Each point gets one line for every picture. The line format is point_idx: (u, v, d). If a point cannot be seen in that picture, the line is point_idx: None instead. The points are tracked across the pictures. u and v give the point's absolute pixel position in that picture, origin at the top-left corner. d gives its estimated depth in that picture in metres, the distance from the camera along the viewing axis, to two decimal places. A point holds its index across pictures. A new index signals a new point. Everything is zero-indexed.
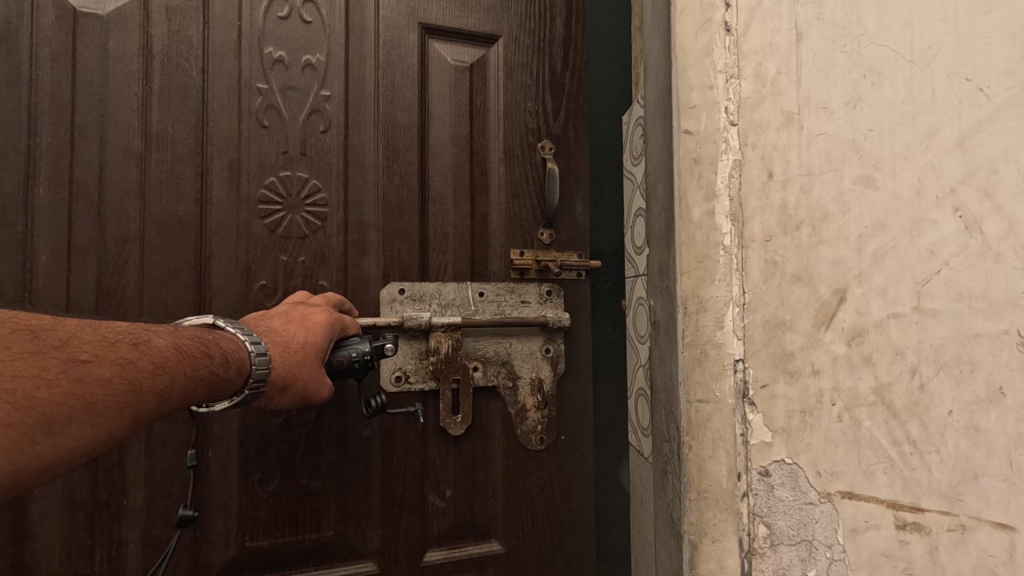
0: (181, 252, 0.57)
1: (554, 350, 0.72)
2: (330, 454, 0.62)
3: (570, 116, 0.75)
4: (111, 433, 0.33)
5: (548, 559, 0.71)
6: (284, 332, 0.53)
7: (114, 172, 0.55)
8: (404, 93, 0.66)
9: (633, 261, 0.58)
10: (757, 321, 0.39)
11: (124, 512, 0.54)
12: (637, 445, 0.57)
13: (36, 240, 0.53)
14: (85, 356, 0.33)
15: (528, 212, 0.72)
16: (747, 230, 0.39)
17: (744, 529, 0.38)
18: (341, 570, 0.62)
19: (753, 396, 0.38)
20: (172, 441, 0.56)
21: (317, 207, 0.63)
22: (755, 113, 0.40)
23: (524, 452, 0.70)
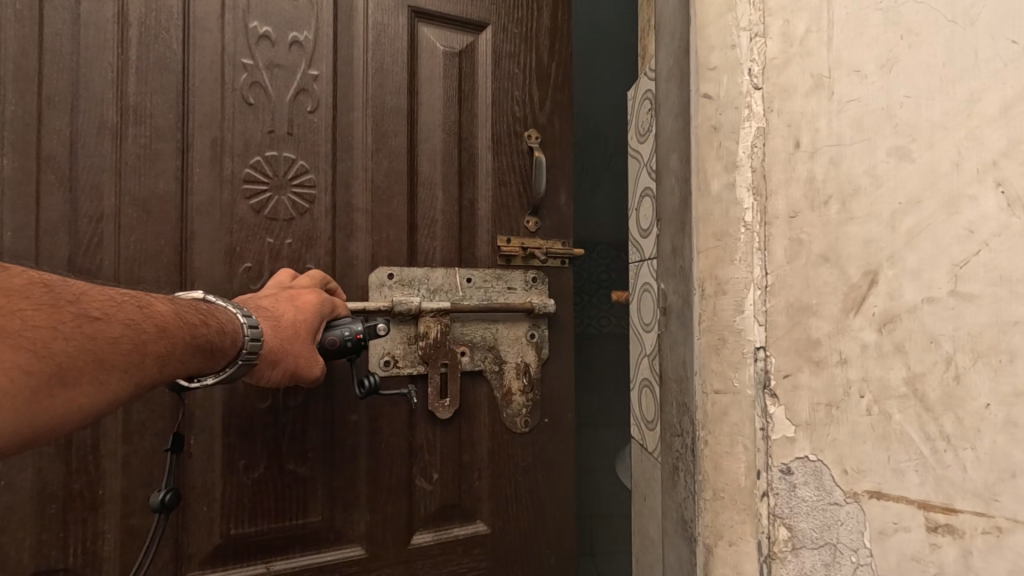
0: (160, 230, 0.54)
1: (539, 336, 0.72)
2: (315, 438, 0.60)
3: (556, 107, 0.74)
4: (119, 391, 0.34)
5: (533, 541, 0.70)
6: (274, 309, 0.51)
7: (87, 147, 0.52)
8: (393, 76, 0.64)
9: (638, 244, 0.54)
10: (780, 305, 0.36)
11: (100, 501, 0.51)
12: (641, 437, 0.54)
13: (0, 214, 0.49)
14: (96, 313, 0.33)
15: (515, 200, 0.71)
16: (770, 206, 0.37)
17: (764, 531, 0.36)
18: (330, 556, 0.60)
19: (774, 387, 0.36)
20: (151, 428, 0.53)
21: (305, 188, 0.60)
22: (780, 76, 0.37)
23: (510, 436, 0.70)
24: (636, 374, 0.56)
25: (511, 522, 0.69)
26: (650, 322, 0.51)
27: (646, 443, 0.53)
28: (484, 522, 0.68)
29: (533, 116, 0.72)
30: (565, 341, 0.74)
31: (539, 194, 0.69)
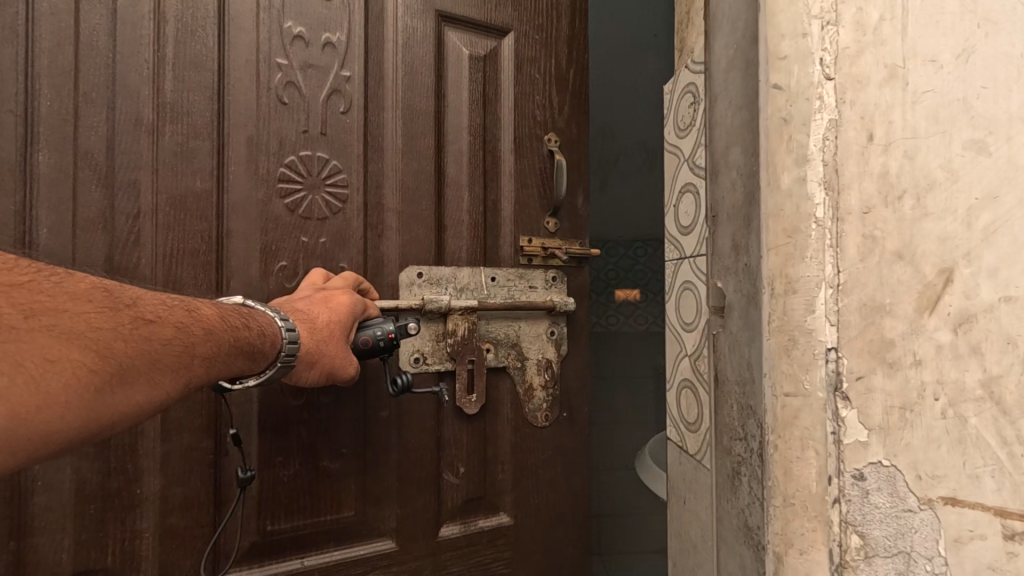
0: (197, 229, 0.53)
1: (559, 333, 0.71)
2: (347, 435, 0.59)
3: (576, 111, 0.74)
4: (170, 393, 0.34)
5: (555, 536, 0.71)
6: (308, 311, 0.50)
7: (125, 144, 0.51)
8: (421, 79, 0.63)
9: (677, 242, 0.53)
10: (852, 304, 0.30)
11: (138, 500, 0.51)
12: (679, 438, 0.53)
13: (37, 210, 0.48)
14: (152, 316, 0.34)
15: (536, 202, 0.70)
16: (843, 202, 0.30)
17: (834, 539, 0.30)
18: (363, 549, 0.60)
19: (847, 390, 0.30)
20: (188, 428, 0.53)
21: (337, 188, 0.59)
22: (854, 66, 0.31)
23: (533, 430, 0.69)
24: (673, 380, 0.54)
25: (534, 514, 0.69)
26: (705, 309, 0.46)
27: (701, 442, 0.47)
28: (508, 514, 0.68)
29: (553, 121, 0.71)
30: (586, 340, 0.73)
31: (557, 198, 0.68)
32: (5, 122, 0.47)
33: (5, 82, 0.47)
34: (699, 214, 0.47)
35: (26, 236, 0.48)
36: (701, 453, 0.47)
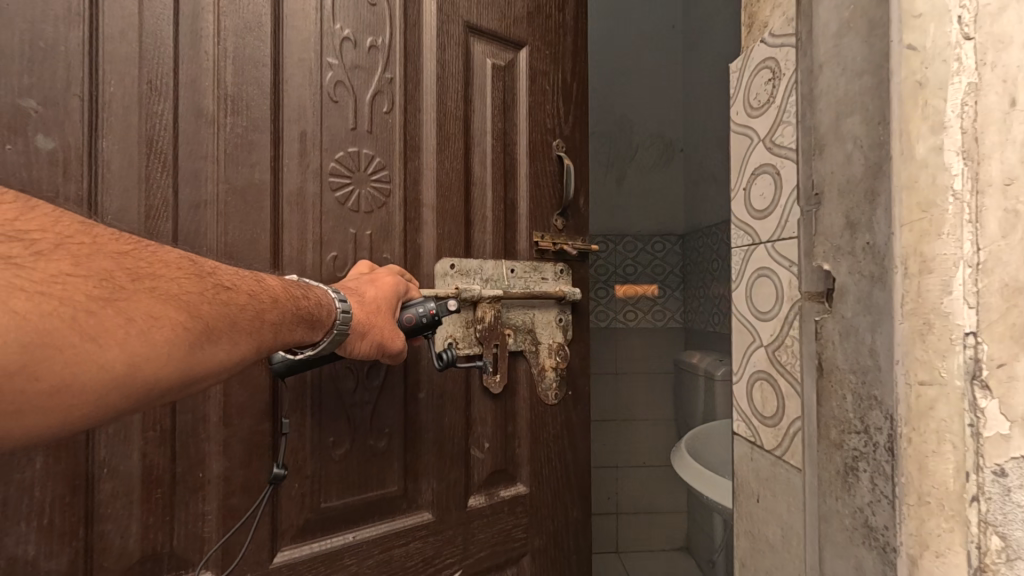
0: (254, 217, 0.58)
1: (565, 320, 0.86)
2: (393, 414, 0.70)
3: (577, 121, 0.88)
4: (243, 349, 0.42)
5: (560, 494, 0.87)
6: (359, 289, 0.59)
7: (189, 133, 0.55)
8: (451, 86, 0.73)
9: (753, 228, 0.49)
10: (996, 285, 0.26)
11: (202, 484, 0.57)
12: (751, 433, 0.49)
13: (103, 193, 0.51)
14: (227, 286, 0.42)
15: (548, 200, 0.84)
16: (984, 172, 0.26)
17: (972, 542, 0.27)
18: (403, 520, 0.71)
19: (987, 378, 0.26)
20: (249, 411, 0.59)
21: (381, 182, 0.68)
22: (999, 19, 0.26)
23: (543, 406, 0.84)
24: (744, 376, 0.50)
25: (546, 479, 0.85)
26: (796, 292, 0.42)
27: (791, 442, 0.42)
28: (524, 484, 0.83)
29: (560, 128, 0.86)
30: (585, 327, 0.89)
31: (568, 198, 0.84)
32: (70, 105, 0.50)
33: (71, 62, 0.50)
34: (784, 191, 0.43)
35: (90, 215, 0.51)
36: (789, 453, 0.42)
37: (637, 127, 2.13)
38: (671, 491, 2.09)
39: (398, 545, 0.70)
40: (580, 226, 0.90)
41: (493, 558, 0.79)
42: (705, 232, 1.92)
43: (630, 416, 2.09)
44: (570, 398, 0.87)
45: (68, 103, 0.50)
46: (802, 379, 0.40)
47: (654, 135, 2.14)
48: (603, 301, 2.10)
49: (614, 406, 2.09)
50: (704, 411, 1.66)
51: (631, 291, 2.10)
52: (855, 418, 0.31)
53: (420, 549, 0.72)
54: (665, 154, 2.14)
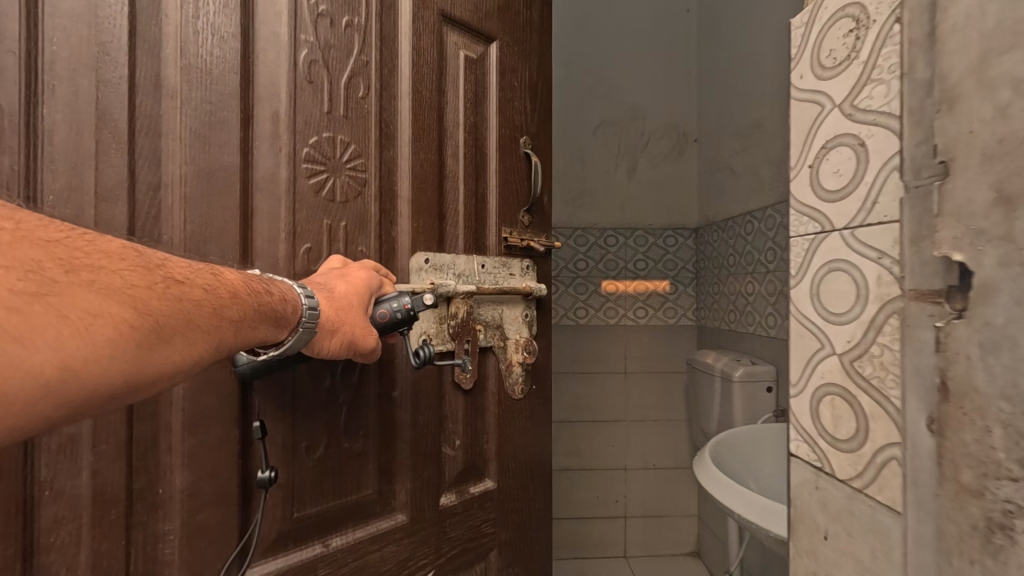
0: (223, 202, 0.54)
1: (530, 315, 0.88)
2: (369, 415, 0.67)
3: (543, 118, 0.90)
4: (201, 350, 0.39)
5: (526, 489, 0.87)
6: (328, 284, 0.55)
7: (151, 108, 0.51)
8: (426, 75, 0.71)
9: (825, 214, 0.41)
10: None
11: (164, 499, 0.52)
12: (814, 455, 0.42)
13: (45, 170, 0.46)
14: (180, 278, 0.38)
15: (518, 195, 0.85)
16: None
17: None
18: (377, 524, 0.68)
19: None
20: (217, 417, 0.54)
21: (356, 171, 0.65)
22: None
23: (510, 401, 0.84)
24: (815, 394, 0.41)
25: (513, 474, 0.85)
26: (898, 289, 0.33)
27: (885, 472, 0.34)
28: (490, 479, 0.82)
29: (527, 125, 0.86)
30: (549, 321, 0.91)
31: (535, 195, 0.85)
32: (6, 65, 0.45)
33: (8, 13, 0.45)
34: (880, 167, 0.35)
35: (32, 199, 0.46)
36: (886, 489, 0.34)
37: (649, 117, 2.04)
38: (682, 495, 2.02)
39: (373, 550, 0.67)
40: (544, 223, 0.91)
41: (465, 555, 0.78)
42: (720, 225, 1.83)
43: (639, 416, 2.01)
44: (534, 393, 0.88)
45: (3, 61, 0.45)
46: (903, 401, 0.32)
47: (666, 125, 2.04)
48: (609, 299, 2.02)
49: (621, 408, 2.01)
50: (720, 413, 1.56)
51: (641, 287, 2.02)
52: (1011, 462, 0.23)
53: (395, 554, 0.69)
54: (679, 144, 2.05)
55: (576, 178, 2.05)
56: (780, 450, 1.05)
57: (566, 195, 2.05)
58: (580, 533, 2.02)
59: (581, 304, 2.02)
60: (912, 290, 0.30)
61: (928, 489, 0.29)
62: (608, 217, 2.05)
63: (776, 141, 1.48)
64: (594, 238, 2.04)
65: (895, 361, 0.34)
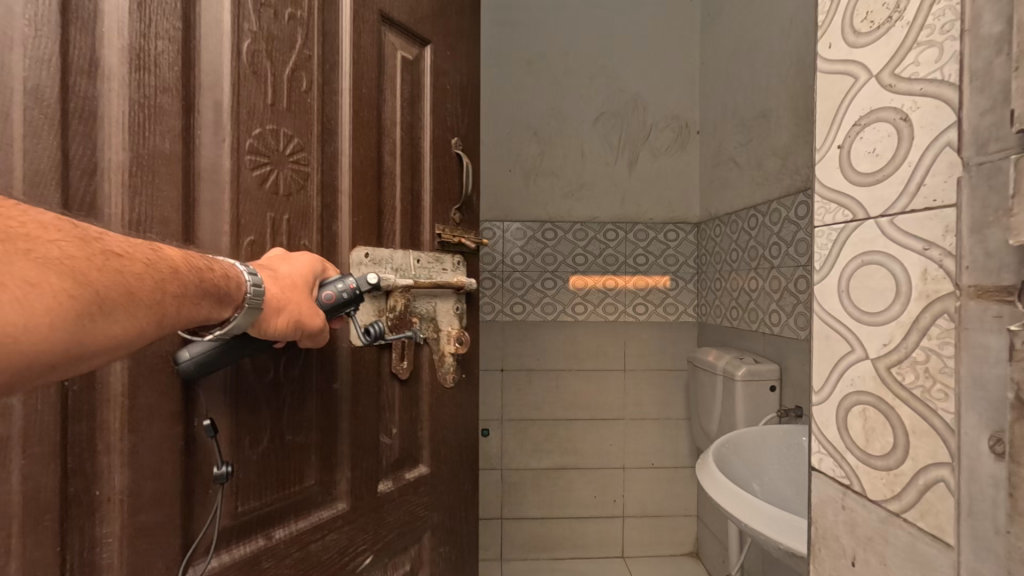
0: (165, 191, 0.54)
1: (462, 308, 0.94)
2: (312, 407, 0.70)
3: (472, 122, 0.96)
4: (143, 323, 0.40)
5: (455, 470, 0.94)
6: (273, 267, 0.59)
7: (87, 90, 0.50)
8: (365, 71, 0.75)
9: (858, 201, 0.36)
10: None
11: (103, 501, 0.51)
12: (836, 471, 0.38)
13: None
14: (120, 252, 0.39)
15: (450, 194, 0.90)
16: None
17: None
18: (318, 515, 0.71)
19: None
20: (159, 413, 0.54)
21: (299, 163, 0.66)
22: None
23: (442, 388, 0.90)
24: (842, 402, 0.37)
25: (443, 457, 0.91)
26: (952, 286, 0.29)
27: (929, 495, 0.30)
28: (424, 465, 0.88)
29: (458, 127, 0.92)
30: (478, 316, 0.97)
31: (467, 193, 0.92)
32: None
33: None
34: (931, 144, 0.30)
35: None
36: (931, 515, 0.30)
37: (650, 108, 1.98)
38: (682, 494, 1.99)
39: (314, 540, 0.70)
40: (473, 221, 0.98)
41: (400, 539, 0.83)
42: (722, 219, 1.78)
43: (638, 414, 1.98)
44: (464, 381, 0.95)
45: None
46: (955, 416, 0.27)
47: (667, 116, 1.99)
48: (608, 295, 1.98)
49: (620, 405, 1.98)
50: (721, 413, 1.52)
51: (641, 282, 1.98)
52: None
53: (336, 540, 0.73)
54: (681, 136, 1.99)
55: (575, 171, 1.99)
56: (802, 456, 0.99)
57: (564, 187, 1.99)
58: (577, 534, 1.98)
59: (580, 299, 1.98)
60: (971, 285, 0.26)
61: (1006, 514, 0.24)
62: (608, 211, 2.00)
63: (783, 131, 1.43)
64: (594, 232, 1.99)
65: (948, 369, 0.29)
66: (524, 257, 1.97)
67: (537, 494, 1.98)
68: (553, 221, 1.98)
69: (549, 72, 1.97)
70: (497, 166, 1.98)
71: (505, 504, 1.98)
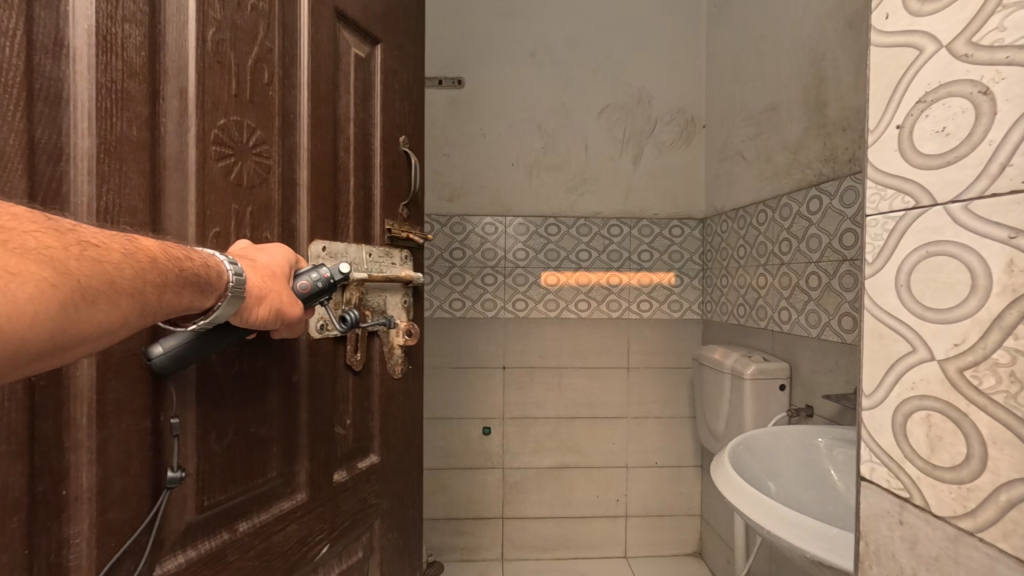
0: (132, 181, 0.52)
1: (409, 301, 0.95)
2: (274, 399, 0.68)
3: (419, 120, 0.98)
4: (127, 312, 0.38)
5: (403, 458, 0.96)
6: (246, 257, 0.57)
7: (52, 71, 0.46)
8: (323, 67, 0.74)
9: (924, 185, 0.32)
10: None
11: (70, 500, 0.48)
12: (891, 482, 0.35)
13: None
14: (96, 241, 0.37)
15: (399, 190, 0.92)
16: None
17: None
18: (279, 506, 0.70)
19: None
20: (127, 408, 0.52)
21: (262, 156, 0.65)
22: None
23: (391, 379, 0.91)
24: (900, 407, 0.34)
25: (391, 446, 0.93)
26: None
27: (1012, 515, 0.27)
28: (375, 454, 0.89)
29: (406, 125, 0.93)
30: (422, 307, 1.00)
31: (414, 190, 0.94)
32: None
33: None
34: (1022, 117, 0.27)
35: None
36: (1017, 536, 0.27)
37: (656, 101, 1.95)
38: (685, 494, 1.96)
39: (275, 531, 0.70)
40: (419, 217, 1.00)
41: (354, 527, 0.84)
42: (729, 215, 1.75)
43: (642, 413, 1.95)
44: (410, 371, 0.97)
45: None
46: None
47: (673, 110, 1.95)
48: (612, 291, 1.94)
49: (623, 404, 1.95)
50: (729, 412, 1.49)
51: (645, 279, 1.95)
52: None
53: (295, 531, 0.73)
54: (687, 131, 1.96)
55: (578, 165, 1.95)
56: (823, 465, 0.96)
57: (567, 181, 1.95)
58: (579, 534, 1.95)
59: (583, 296, 1.94)
60: None
61: None
62: (612, 207, 1.96)
63: (794, 124, 1.39)
64: (598, 227, 1.95)
65: None
66: (527, 252, 1.94)
67: (538, 494, 1.95)
68: (556, 216, 1.95)
69: (552, 63, 1.93)
70: (498, 159, 1.94)
71: (505, 503, 1.94)
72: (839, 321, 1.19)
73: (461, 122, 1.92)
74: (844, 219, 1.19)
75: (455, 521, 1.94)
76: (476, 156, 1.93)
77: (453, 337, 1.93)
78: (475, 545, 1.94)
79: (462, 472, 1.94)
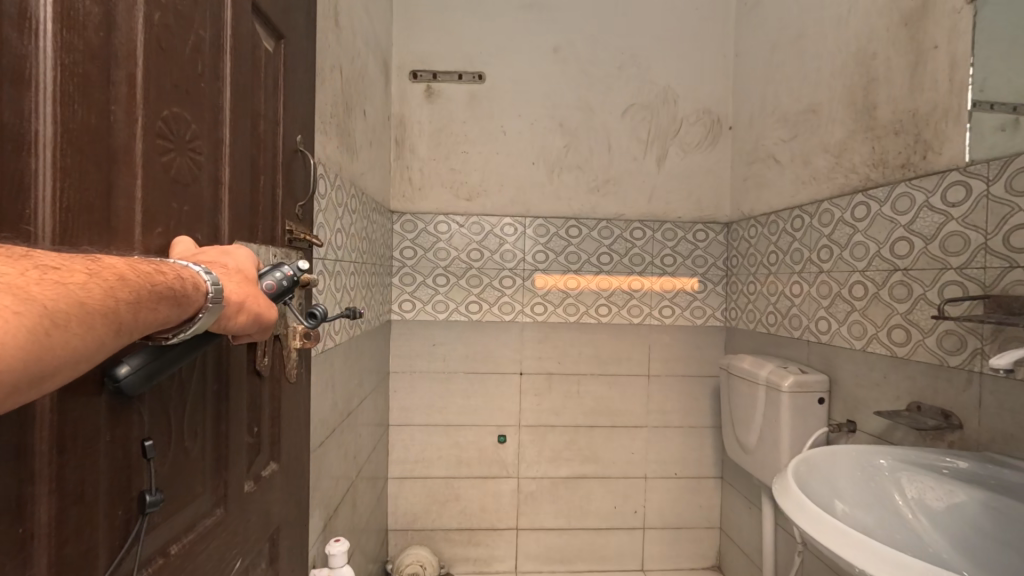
0: (90, 175, 0.42)
1: (303, 303, 0.89)
2: (204, 410, 0.59)
3: (310, 119, 0.93)
4: (99, 334, 0.34)
5: (296, 466, 0.89)
6: (216, 263, 0.51)
7: (16, 46, 0.36)
8: (243, 56, 0.66)
9: None
10: None
11: (28, 539, 0.37)
12: None
13: None
14: (52, 265, 0.33)
15: (293, 189, 0.86)
16: None
17: None
18: (202, 525, 0.60)
19: None
20: (84, 429, 0.41)
21: (196, 152, 0.56)
22: None
23: (288, 383, 0.85)
24: None
25: (286, 456, 0.84)
26: None
27: None
28: (275, 462, 0.81)
29: (300, 124, 0.87)
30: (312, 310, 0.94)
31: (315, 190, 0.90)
32: None
33: None
34: None
35: None
36: None
37: (682, 100, 1.89)
38: (705, 504, 1.91)
39: (202, 550, 0.59)
40: (308, 218, 0.95)
41: (258, 542, 0.74)
42: (760, 220, 1.69)
43: (661, 422, 1.89)
44: (302, 375, 0.91)
45: None
46: None
47: (700, 109, 1.90)
48: (636, 295, 1.89)
49: (642, 412, 1.89)
50: (762, 427, 1.43)
51: (669, 284, 1.90)
52: None
53: (217, 548, 0.62)
54: (713, 132, 1.90)
55: (601, 165, 1.88)
56: (887, 489, 0.89)
57: (589, 182, 1.89)
58: (596, 545, 1.89)
59: (604, 301, 1.88)
60: None
61: None
62: (635, 208, 1.90)
63: (837, 127, 1.33)
64: (620, 229, 1.89)
65: None
66: (547, 254, 1.88)
67: (553, 504, 1.88)
68: (577, 217, 1.88)
69: (574, 61, 1.87)
70: (517, 158, 1.87)
71: (519, 513, 1.87)
72: (889, 333, 1.14)
73: (481, 118, 1.85)
74: (895, 227, 1.13)
75: (467, 531, 1.87)
76: (496, 154, 1.86)
77: (426, 342, 1.86)
78: (489, 556, 1.87)
79: (475, 480, 1.87)
